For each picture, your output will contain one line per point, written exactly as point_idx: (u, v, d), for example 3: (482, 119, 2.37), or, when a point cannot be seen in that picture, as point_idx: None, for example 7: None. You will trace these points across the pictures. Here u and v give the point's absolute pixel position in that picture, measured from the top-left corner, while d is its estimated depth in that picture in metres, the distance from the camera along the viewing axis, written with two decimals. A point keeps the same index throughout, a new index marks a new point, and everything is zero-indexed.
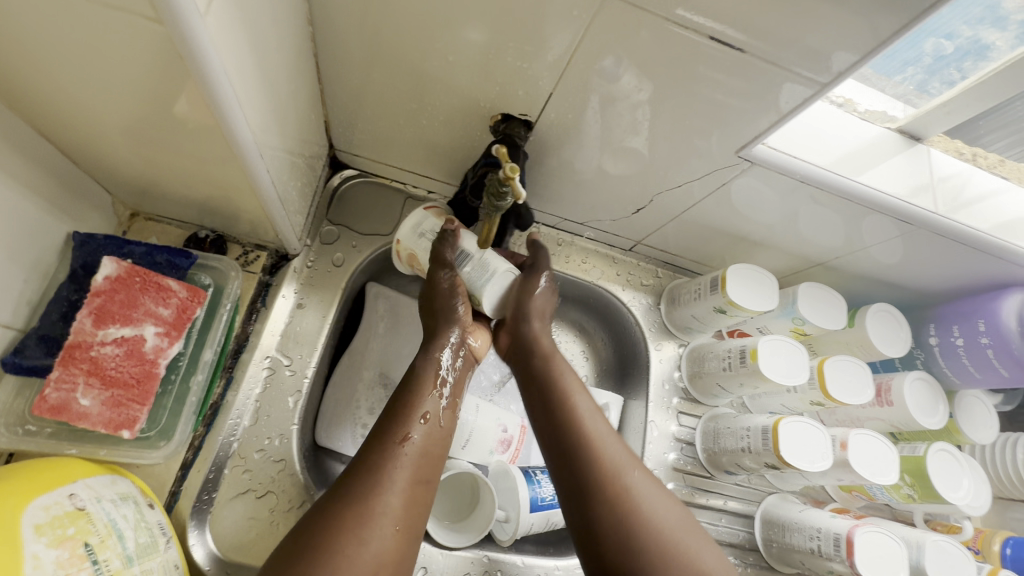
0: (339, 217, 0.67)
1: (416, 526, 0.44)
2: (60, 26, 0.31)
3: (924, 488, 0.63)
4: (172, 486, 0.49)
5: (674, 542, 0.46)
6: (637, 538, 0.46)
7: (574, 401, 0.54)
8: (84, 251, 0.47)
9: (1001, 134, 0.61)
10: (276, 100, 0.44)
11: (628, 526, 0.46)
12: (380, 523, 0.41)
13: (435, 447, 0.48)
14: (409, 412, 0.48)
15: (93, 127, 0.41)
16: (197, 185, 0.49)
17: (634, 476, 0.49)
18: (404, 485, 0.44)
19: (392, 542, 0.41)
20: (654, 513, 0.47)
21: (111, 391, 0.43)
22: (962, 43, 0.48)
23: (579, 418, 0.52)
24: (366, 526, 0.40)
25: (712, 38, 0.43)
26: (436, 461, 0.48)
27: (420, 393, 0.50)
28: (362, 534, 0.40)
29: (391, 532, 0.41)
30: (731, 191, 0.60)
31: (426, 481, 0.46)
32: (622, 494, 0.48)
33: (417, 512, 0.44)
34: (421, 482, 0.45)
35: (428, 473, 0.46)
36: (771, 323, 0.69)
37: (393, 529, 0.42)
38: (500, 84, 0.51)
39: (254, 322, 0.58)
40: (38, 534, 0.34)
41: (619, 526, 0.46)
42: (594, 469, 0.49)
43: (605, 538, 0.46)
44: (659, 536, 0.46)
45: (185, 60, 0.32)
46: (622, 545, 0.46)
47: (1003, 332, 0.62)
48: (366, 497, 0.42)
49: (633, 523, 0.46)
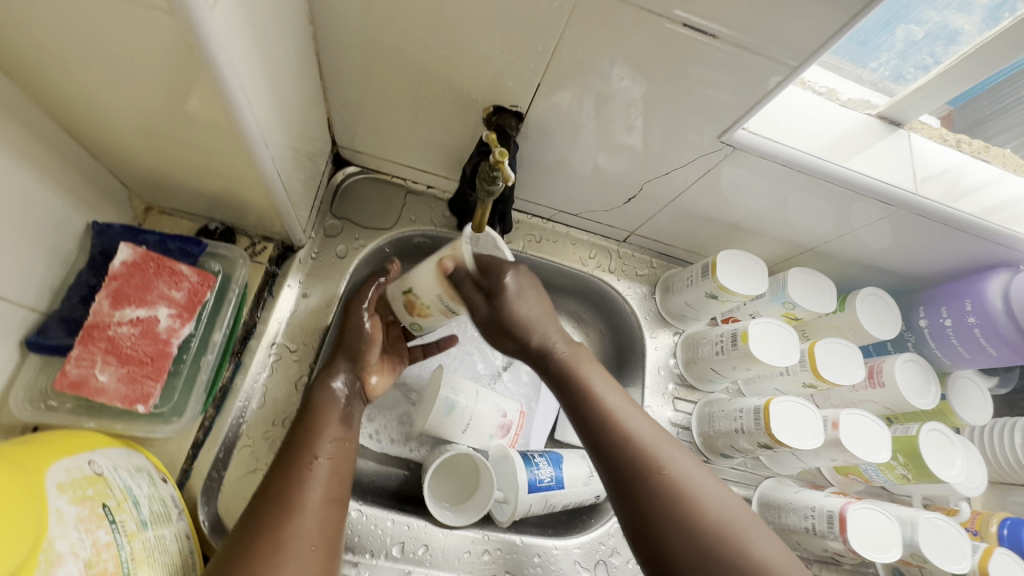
0: (342, 211, 0.70)
1: (334, 542, 0.46)
2: (82, 24, 0.34)
3: (917, 467, 0.64)
4: (184, 464, 0.52)
5: (730, 528, 0.46)
6: (694, 531, 0.46)
7: (605, 402, 0.54)
8: (103, 238, 0.51)
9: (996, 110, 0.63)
10: (279, 96, 0.47)
11: (681, 520, 0.46)
12: (296, 548, 0.43)
13: (341, 468, 0.51)
14: (306, 438, 0.50)
15: (112, 123, 0.44)
16: (206, 179, 0.52)
17: (676, 465, 0.49)
18: (317, 507, 0.46)
19: (312, 562, 0.43)
20: (704, 500, 0.47)
21: (127, 368, 0.46)
22: (931, 27, 0.51)
23: (609, 417, 0.52)
24: (281, 551, 0.42)
25: (687, 25, 0.45)
26: (344, 480, 0.50)
27: (322, 423, 0.52)
28: (278, 561, 0.42)
29: (308, 553, 0.43)
30: (719, 179, 0.62)
31: (337, 500, 0.48)
32: (670, 488, 0.48)
33: (335, 529, 0.47)
34: (333, 501, 0.48)
35: (338, 493, 0.49)
36: (763, 308, 0.71)
37: (308, 550, 0.44)
38: (491, 77, 0.53)
39: (261, 310, 0.61)
40: (61, 490, 0.36)
41: (670, 521, 0.46)
42: (636, 468, 0.49)
43: (659, 534, 0.46)
44: (713, 523, 0.46)
45: (195, 50, 0.34)
46: (678, 539, 0.46)
47: (989, 311, 0.63)
48: (278, 523, 0.44)
49: (687, 515, 0.46)
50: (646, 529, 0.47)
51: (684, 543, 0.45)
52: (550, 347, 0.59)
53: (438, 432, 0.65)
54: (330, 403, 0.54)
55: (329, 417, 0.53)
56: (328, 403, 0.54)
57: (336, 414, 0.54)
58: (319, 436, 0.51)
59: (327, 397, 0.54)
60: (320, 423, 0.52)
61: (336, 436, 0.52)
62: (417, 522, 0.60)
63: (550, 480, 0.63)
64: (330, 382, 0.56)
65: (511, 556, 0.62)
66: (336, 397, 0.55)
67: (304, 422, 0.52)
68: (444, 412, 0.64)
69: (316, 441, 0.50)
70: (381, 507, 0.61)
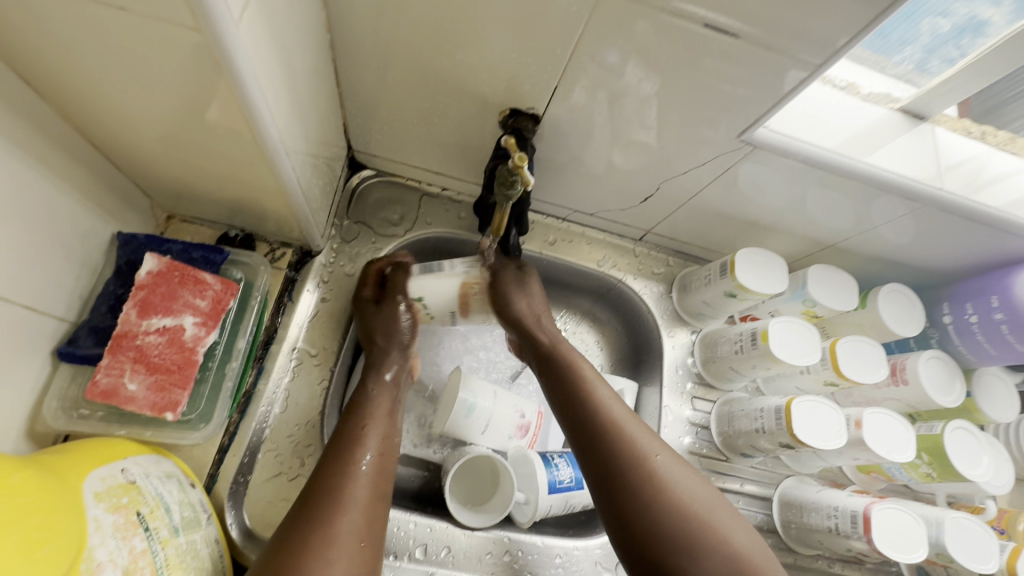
0: (359, 215, 0.71)
1: (378, 537, 0.46)
2: (110, 42, 0.34)
3: (942, 466, 0.63)
4: (210, 469, 0.53)
5: (709, 519, 0.46)
6: (673, 521, 0.46)
7: (591, 399, 0.55)
8: (128, 248, 0.52)
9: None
10: (299, 105, 0.47)
11: (660, 511, 0.47)
12: (343, 543, 0.43)
13: (387, 464, 0.51)
14: (354, 436, 0.51)
15: (135, 135, 0.45)
16: (225, 187, 0.52)
17: (659, 459, 0.50)
18: (364, 503, 0.46)
19: (358, 558, 0.43)
20: (685, 492, 0.48)
21: (154, 377, 0.47)
22: (958, 20, 0.49)
23: (597, 415, 0.53)
24: (331, 547, 0.42)
25: (707, 25, 0.44)
26: (389, 476, 0.50)
27: (371, 419, 0.53)
28: (327, 555, 0.42)
29: (354, 550, 0.43)
30: (738, 176, 0.61)
31: (382, 494, 0.48)
32: (653, 481, 0.48)
33: (377, 527, 0.46)
34: (379, 497, 0.48)
35: (383, 488, 0.49)
36: (782, 306, 0.70)
37: (355, 547, 0.44)
38: (507, 80, 0.53)
39: (282, 316, 0.62)
40: (97, 499, 0.38)
41: (651, 511, 0.47)
42: (619, 464, 0.50)
43: (640, 525, 0.47)
44: (692, 513, 0.46)
45: (220, 64, 0.35)
46: (658, 530, 0.46)
47: (1016, 306, 0.62)
48: (329, 519, 0.44)
49: (667, 506, 0.47)
50: (627, 521, 0.47)
51: (664, 534, 0.46)
52: (546, 361, 0.61)
53: (457, 433, 0.65)
54: (379, 399, 0.56)
55: (379, 411, 0.55)
56: (376, 401, 0.56)
57: (382, 408, 0.55)
58: (368, 432, 0.52)
59: (378, 388, 0.57)
60: (368, 421, 0.53)
61: (382, 432, 0.53)
62: (439, 524, 0.61)
63: (570, 480, 0.64)
64: (380, 377, 0.58)
65: (532, 556, 0.62)
66: (384, 390, 0.57)
67: (358, 416, 0.53)
68: (463, 414, 0.63)
69: (364, 437, 0.51)
70: (404, 509, 0.62)
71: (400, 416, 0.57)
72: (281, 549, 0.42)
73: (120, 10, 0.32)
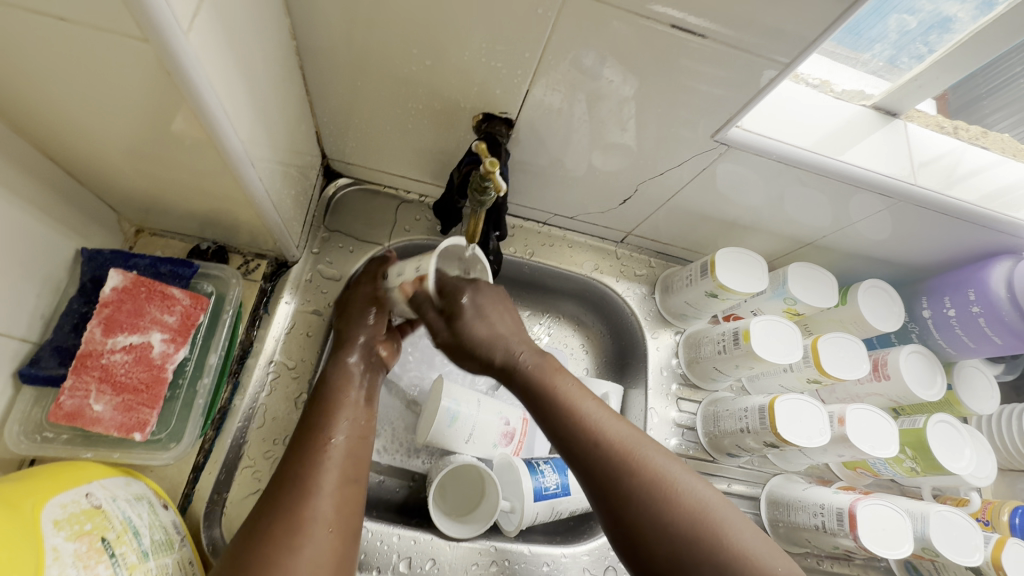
0: (336, 224, 0.70)
1: (351, 522, 0.46)
2: (54, 58, 0.33)
3: (925, 460, 0.63)
4: (185, 488, 0.52)
5: (695, 507, 0.45)
6: (664, 521, 0.45)
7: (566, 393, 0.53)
8: (93, 265, 0.51)
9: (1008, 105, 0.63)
10: (264, 112, 0.46)
11: (649, 512, 0.45)
12: (313, 530, 0.43)
13: (362, 448, 0.51)
14: (323, 423, 0.51)
15: (93, 152, 0.44)
16: (193, 199, 0.51)
17: (646, 454, 0.49)
18: (332, 490, 0.46)
19: (328, 544, 0.44)
20: (676, 489, 0.46)
21: (121, 397, 0.47)
22: (924, 17, 0.50)
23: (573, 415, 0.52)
24: (297, 535, 0.43)
25: (675, 26, 0.44)
26: (362, 459, 0.50)
27: (340, 403, 0.53)
28: (294, 543, 0.42)
29: (324, 536, 0.44)
30: (714, 176, 0.61)
31: (356, 480, 0.49)
32: (643, 482, 0.47)
33: (349, 510, 0.47)
34: (349, 481, 0.48)
35: (355, 472, 0.49)
36: (764, 304, 0.70)
37: (325, 532, 0.44)
38: (479, 85, 0.52)
39: (258, 327, 0.61)
40: (57, 528, 0.36)
41: (641, 512, 0.46)
42: (604, 465, 0.48)
43: (633, 525, 0.46)
44: (685, 512, 0.45)
45: (172, 75, 0.34)
46: (651, 531, 0.45)
47: (993, 300, 0.63)
48: (295, 508, 0.44)
49: (657, 507, 0.45)
50: (622, 523, 0.46)
51: (657, 533, 0.45)
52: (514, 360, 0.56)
53: (441, 443, 0.63)
54: (345, 384, 0.55)
55: (348, 399, 0.53)
56: (342, 383, 0.54)
57: (354, 388, 0.55)
58: (336, 416, 0.51)
59: (342, 375, 0.55)
60: (339, 399, 0.53)
61: (353, 415, 0.52)
62: (424, 536, 0.60)
63: (556, 487, 0.63)
64: (345, 360, 0.56)
65: (519, 565, 0.62)
66: (350, 377, 0.55)
67: (323, 402, 0.52)
68: (446, 424, 0.62)
69: (332, 422, 0.51)
70: (387, 522, 0.61)
71: (374, 402, 0.56)
72: (246, 540, 0.42)
73: (61, 19, 0.30)
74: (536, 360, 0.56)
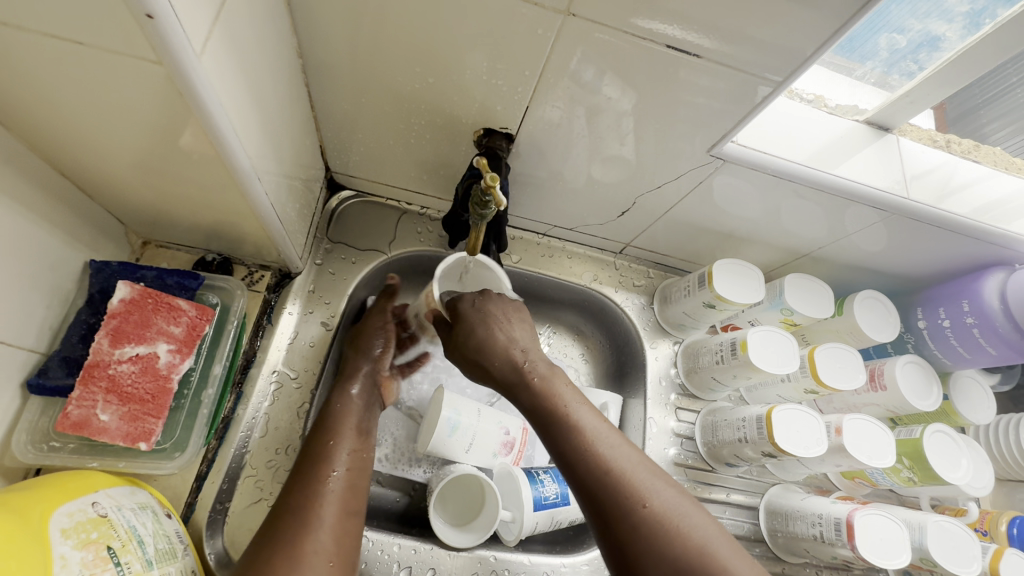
0: (338, 235, 0.71)
1: (349, 554, 0.47)
2: (70, 81, 0.35)
3: (922, 470, 0.64)
4: (188, 497, 0.53)
5: (706, 546, 0.44)
6: (671, 560, 0.44)
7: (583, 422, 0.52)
8: (101, 276, 0.51)
9: (1003, 121, 0.64)
10: (270, 127, 0.47)
11: (659, 546, 0.44)
12: (313, 561, 0.44)
13: (357, 480, 0.52)
14: (325, 450, 0.52)
15: (102, 168, 0.45)
16: (201, 213, 0.52)
17: (653, 485, 0.48)
18: (332, 522, 0.47)
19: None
20: (686, 524, 0.46)
21: (127, 407, 0.47)
22: (913, 36, 0.51)
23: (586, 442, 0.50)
24: (299, 563, 0.43)
25: (670, 45, 0.46)
26: (359, 492, 0.52)
27: (339, 434, 0.54)
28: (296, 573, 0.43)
29: (325, 568, 0.44)
30: (711, 189, 0.62)
31: (356, 512, 0.50)
32: (655, 519, 0.45)
33: (348, 542, 0.48)
34: (350, 513, 0.49)
35: (354, 505, 0.50)
36: (761, 315, 0.71)
37: (326, 564, 0.45)
38: (480, 101, 0.54)
39: (261, 338, 0.61)
40: (65, 536, 0.37)
41: (647, 549, 0.44)
42: (617, 495, 0.47)
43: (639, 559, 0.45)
44: (693, 546, 0.44)
45: (184, 95, 0.35)
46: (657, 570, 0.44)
47: (987, 310, 0.64)
48: (298, 538, 0.45)
49: (668, 543, 0.44)
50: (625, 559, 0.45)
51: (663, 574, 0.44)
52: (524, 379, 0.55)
53: (440, 452, 0.64)
54: (345, 414, 0.56)
55: (346, 427, 0.55)
56: (343, 414, 0.56)
57: (353, 421, 0.56)
58: (335, 447, 0.53)
59: (343, 405, 0.57)
60: (337, 432, 0.54)
61: (352, 447, 0.54)
62: (424, 546, 0.61)
63: (555, 496, 0.64)
64: (347, 390, 0.59)
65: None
66: (351, 408, 0.57)
67: (323, 432, 0.54)
68: (447, 433, 0.63)
69: (333, 454, 0.52)
70: (387, 531, 0.61)
71: (371, 434, 0.57)
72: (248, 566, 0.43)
73: (78, 43, 0.32)
74: (544, 392, 0.54)
